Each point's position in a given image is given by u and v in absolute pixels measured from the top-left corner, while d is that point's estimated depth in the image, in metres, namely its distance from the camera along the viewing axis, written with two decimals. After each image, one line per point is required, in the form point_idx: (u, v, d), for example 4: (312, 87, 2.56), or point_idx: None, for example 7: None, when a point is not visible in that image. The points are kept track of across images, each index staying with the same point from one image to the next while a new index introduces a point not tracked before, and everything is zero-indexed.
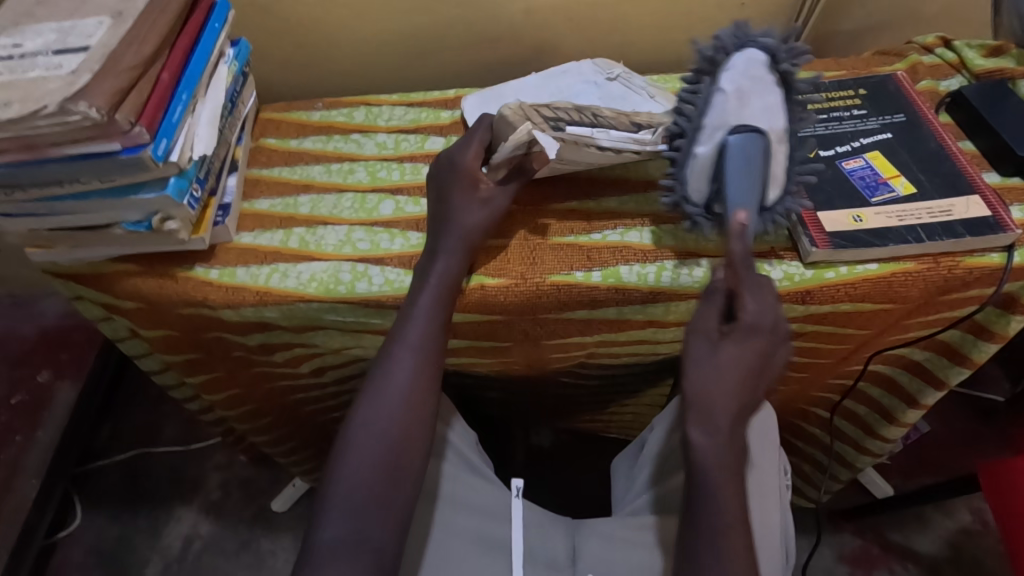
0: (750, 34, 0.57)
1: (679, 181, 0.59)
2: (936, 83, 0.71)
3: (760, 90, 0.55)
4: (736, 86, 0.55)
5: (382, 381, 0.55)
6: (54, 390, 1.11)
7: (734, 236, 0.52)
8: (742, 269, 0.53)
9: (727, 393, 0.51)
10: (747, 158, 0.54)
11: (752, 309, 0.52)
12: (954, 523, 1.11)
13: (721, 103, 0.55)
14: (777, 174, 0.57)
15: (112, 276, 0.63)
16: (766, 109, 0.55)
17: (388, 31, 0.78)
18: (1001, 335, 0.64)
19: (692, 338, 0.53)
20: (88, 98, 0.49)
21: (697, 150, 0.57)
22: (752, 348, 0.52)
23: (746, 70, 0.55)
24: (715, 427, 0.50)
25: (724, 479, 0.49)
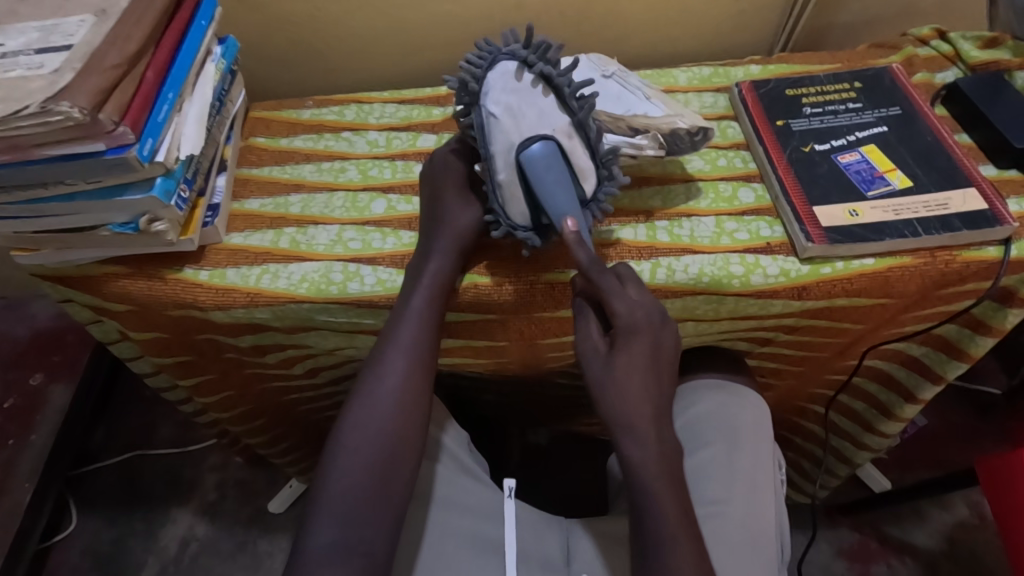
0: (504, 49, 0.54)
1: (500, 212, 0.57)
2: (931, 75, 0.71)
3: (525, 99, 0.54)
4: (503, 104, 0.54)
5: (373, 383, 0.55)
6: (46, 393, 1.10)
7: (575, 245, 0.53)
8: (593, 275, 0.53)
9: (632, 401, 0.52)
10: (552, 166, 0.53)
11: (622, 311, 0.53)
12: (952, 517, 1.11)
13: (498, 126, 0.54)
14: (584, 166, 0.56)
15: (101, 279, 0.62)
16: (541, 114, 0.54)
17: (378, 27, 0.77)
18: (998, 330, 0.63)
19: (586, 358, 0.54)
20: (71, 98, 0.47)
21: (501, 176, 0.55)
22: (638, 347, 0.53)
23: (502, 85, 0.54)
24: (638, 438, 0.52)
25: (661, 486, 0.51)
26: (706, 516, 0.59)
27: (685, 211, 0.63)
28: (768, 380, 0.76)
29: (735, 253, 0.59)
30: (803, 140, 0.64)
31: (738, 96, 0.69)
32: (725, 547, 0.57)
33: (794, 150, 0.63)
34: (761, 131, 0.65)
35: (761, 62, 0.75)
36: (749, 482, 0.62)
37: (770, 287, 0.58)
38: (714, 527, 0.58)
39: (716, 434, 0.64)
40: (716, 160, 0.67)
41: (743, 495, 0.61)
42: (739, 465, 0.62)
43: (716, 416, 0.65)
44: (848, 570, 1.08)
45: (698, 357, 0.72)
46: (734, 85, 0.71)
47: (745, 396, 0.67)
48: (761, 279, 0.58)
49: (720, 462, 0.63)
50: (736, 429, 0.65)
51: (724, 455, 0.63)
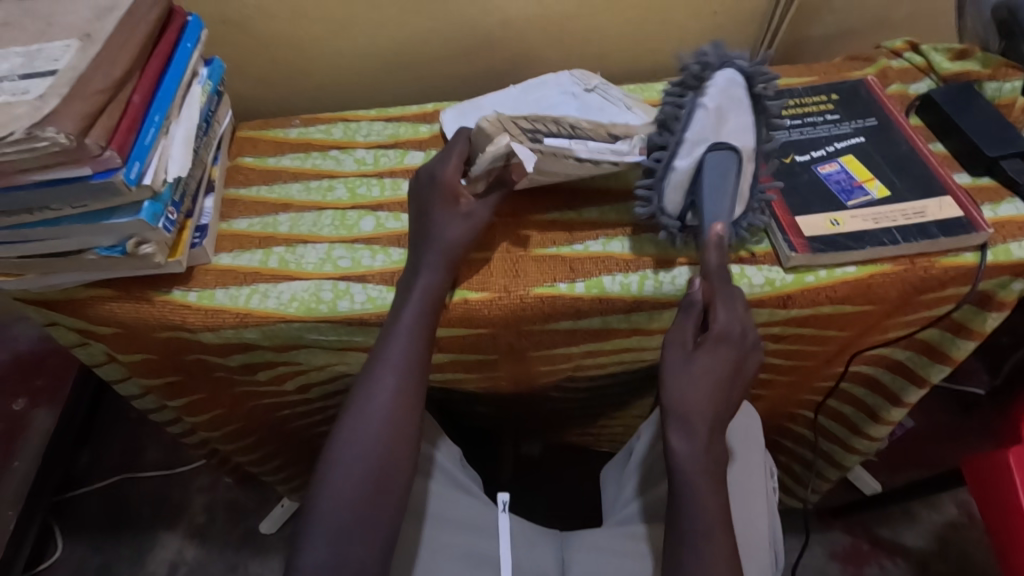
0: (727, 56, 0.58)
1: (656, 194, 0.60)
2: (905, 87, 0.73)
3: (737, 108, 0.58)
4: (716, 104, 0.57)
5: (364, 401, 0.55)
6: (30, 418, 1.08)
7: (711, 248, 0.57)
8: (714, 280, 0.56)
9: (707, 398, 0.52)
10: (723, 174, 0.57)
11: (723, 319, 0.54)
12: (942, 517, 1.12)
13: (703, 119, 0.57)
14: (745, 191, 0.59)
15: (87, 302, 0.61)
16: (743, 128, 0.58)
17: (364, 46, 0.77)
18: (978, 333, 0.65)
19: (667, 350, 0.54)
20: (57, 123, 0.47)
21: (679, 162, 0.58)
22: (723, 355, 0.54)
23: (727, 90, 0.57)
24: (692, 433, 0.52)
25: (706, 483, 0.51)
26: None
27: None
28: (757, 389, 0.77)
29: None
30: (784, 151, 0.66)
31: None
32: None
33: (775, 161, 0.65)
34: None
35: None
36: (740, 490, 0.62)
37: (755, 296, 0.59)
38: None
39: None
40: None
41: (734, 504, 0.61)
42: (729, 473, 0.63)
43: None
44: (842, 573, 1.08)
45: None
46: None
47: None
48: (746, 289, 0.59)
49: None
50: (727, 436, 0.65)
51: None
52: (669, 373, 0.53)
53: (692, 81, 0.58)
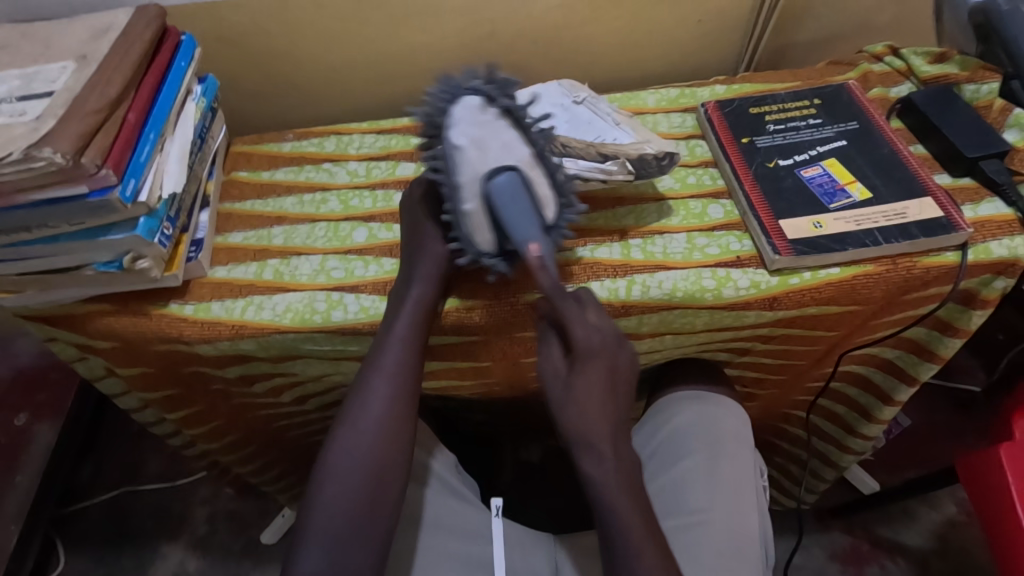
0: (463, 85, 0.58)
1: (465, 241, 0.58)
2: (887, 90, 0.74)
3: (490, 132, 0.55)
4: (469, 137, 0.55)
5: (358, 409, 0.56)
6: (32, 432, 1.09)
7: (538, 271, 0.54)
8: (556, 299, 0.54)
9: (591, 418, 0.53)
10: (516, 193, 0.54)
11: (582, 336, 0.53)
12: (941, 515, 1.13)
13: (464, 158, 0.55)
14: (548, 194, 0.57)
15: (85, 317, 0.62)
16: (505, 146, 0.55)
17: (356, 61, 0.79)
18: (964, 331, 0.66)
19: (547, 383, 0.55)
20: (53, 144, 0.49)
21: (466, 206, 0.55)
22: (595, 370, 0.54)
23: (468, 121, 0.55)
24: (598, 455, 0.53)
25: (624, 499, 0.52)
26: (690, 525, 0.61)
27: (659, 228, 0.65)
28: (750, 389, 0.78)
29: (707, 267, 0.61)
30: (768, 155, 0.67)
31: (705, 116, 0.72)
32: (710, 554, 0.59)
33: (759, 165, 0.66)
34: (727, 148, 0.68)
35: (725, 82, 0.78)
36: (732, 489, 0.63)
37: (742, 299, 0.60)
38: (700, 535, 0.60)
39: (697, 443, 0.66)
40: (685, 178, 0.69)
41: (727, 504, 0.62)
42: (720, 472, 0.64)
43: (694, 426, 0.67)
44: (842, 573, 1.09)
45: (679, 368, 0.73)
46: (700, 105, 0.74)
47: (722, 404, 0.69)
48: (732, 293, 0.60)
49: (702, 471, 0.64)
50: (717, 436, 0.66)
51: (707, 464, 0.64)
52: (559, 403, 0.54)
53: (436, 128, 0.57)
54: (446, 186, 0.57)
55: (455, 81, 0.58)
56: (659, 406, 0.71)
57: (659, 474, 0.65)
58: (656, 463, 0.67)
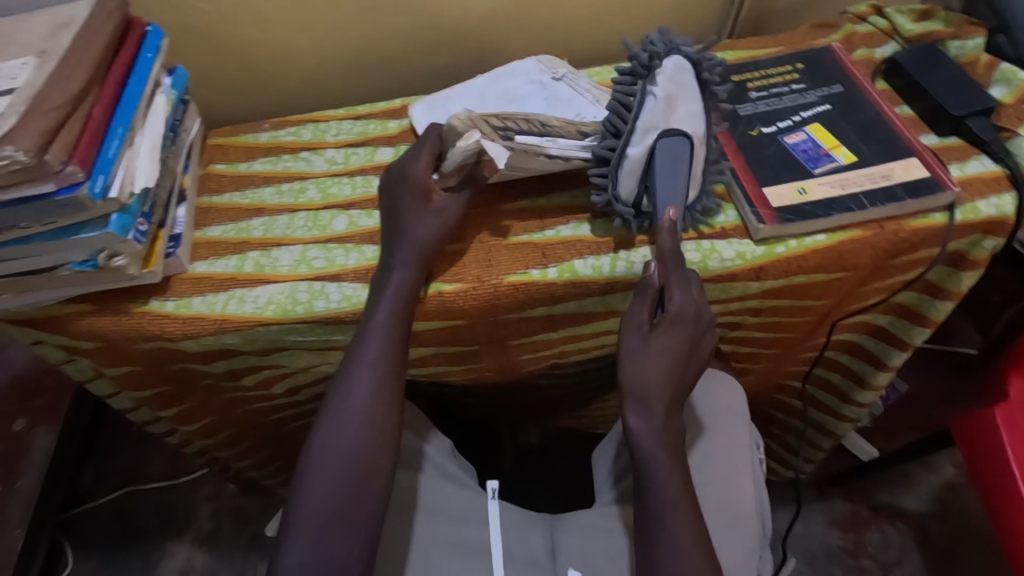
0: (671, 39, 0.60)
1: (611, 181, 0.60)
2: (871, 51, 0.73)
3: (684, 95, 0.59)
4: (666, 90, 0.59)
5: (343, 398, 0.55)
6: (31, 437, 1.09)
7: (665, 232, 0.56)
8: (669, 263, 0.56)
9: (659, 380, 0.53)
10: (677, 159, 0.57)
11: (677, 300, 0.55)
12: (939, 478, 1.13)
13: (651, 106, 0.58)
14: (698, 175, 0.60)
15: (67, 318, 0.62)
16: (690, 114, 0.59)
17: (328, 46, 0.77)
18: (955, 293, 0.65)
19: (625, 334, 0.55)
20: (15, 141, 0.48)
21: (631, 150, 0.59)
22: (678, 335, 0.54)
23: (674, 75, 0.59)
24: (649, 411, 0.53)
25: (667, 460, 0.53)
26: None
27: None
28: (743, 363, 0.78)
29: (691, 240, 0.61)
30: (750, 124, 0.66)
31: None
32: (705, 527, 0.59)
33: (742, 134, 0.65)
34: (709, 118, 0.67)
35: None
36: (725, 462, 0.63)
37: (727, 271, 0.59)
38: None
39: (689, 417, 0.65)
40: None
41: (719, 477, 0.62)
42: (712, 445, 0.64)
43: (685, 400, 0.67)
44: (843, 540, 1.09)
45: None
46: None
47: (714, 377, 0.69)
48: (717, 264, 0.59)
49: (695, 445, 0.64)
50: (710, 410, 0.66)
51: (700, 438, 0.64)
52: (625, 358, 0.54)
53: (642, 69, 0.59)
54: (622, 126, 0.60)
55: (670, 41, 0.61)
56: None
57: None
58: None
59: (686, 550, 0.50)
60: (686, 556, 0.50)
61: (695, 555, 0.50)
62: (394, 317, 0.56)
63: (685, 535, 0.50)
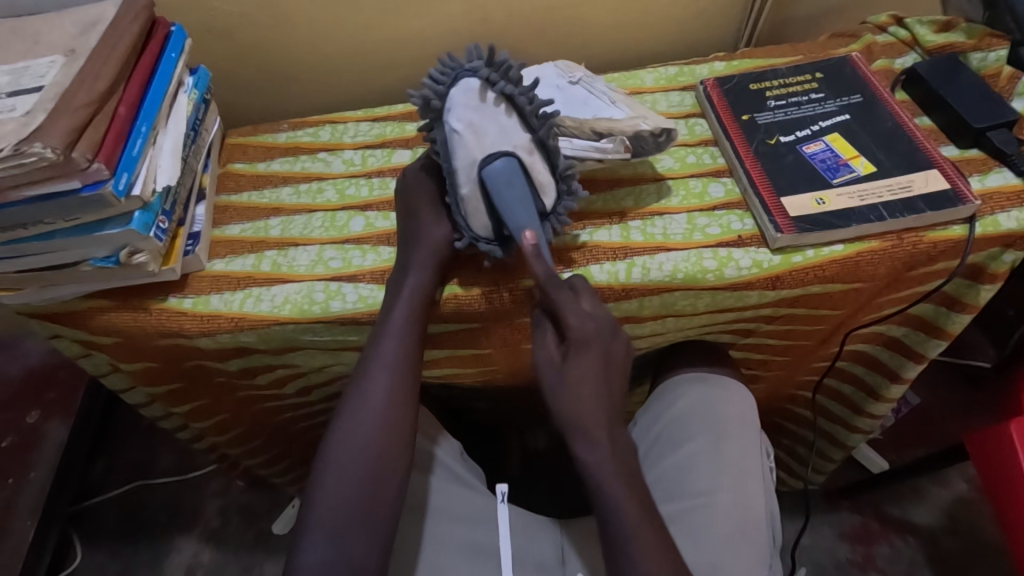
0: (461, 66, 0.57)
1: (462, 224, 0.59)
2: (891, 61, 0.72)
3: (487, 117, 0.56)
4: (466, 122, 0.56)
5: (358, 400, 0.56)
6: (43, 430, 1.10)
7: (532, 258, 0.54)
8: (551, 287, 0.55)
9: (586, 409, 0.54)
10: (513, 179, 0.56)
11: (575, 323, 0.54)
12: (951, 492, 1.12)
13: (461, 142, 0.56)
14: (545, 180, 0.58)
15: (87, 313, 0.63)
16: (502, 130, 0.56)
17: (348, 48, 0.78)
18: (972, 307, 0.64)
19: (541, 372, 0.56)
20: (43, 139, 0.48)
21: (462, 190, 0.58)
22: (591, 358, 0.55)
23: (466, 104, 0.56)
24: (591, 441, 0.54)
25: (619, 485, 0.53)
26: (696, 508, 0.61)
27: (659, 210, 0.64)
28: (756, 371, 0.77)
29: (708, 248, 0.61)
30: (769, 132, 0.65)
31: (704, 94, 0.71)
32: (716, 537, 0.58)
33: (760, 143, 0.65)
34: (727, 126, 0.67)
35: (724, 59, 0.77)
36: (737, 471, 0.62)
37: (743, 280, 0.59)
38: (705, 518, 0.60)
39: (700, 426, 0.65)
40: (685, 157, 0.68)
41: (731, 487, 0.61)
42: (724, 454, 0.63)
43: (697, 409, 0.66)
44: (852, 553, 1.08)
45: (681, 352, 0.73)
46: (699, 83, 0.72)
47: (726, 385, 0.68)
48: (734, 273, 0.59)
49: (706, 454, 0.63)
50: (721, 418, 0.66)
51: (711, 447, 0.64)
52: (553, 391, 0.55)
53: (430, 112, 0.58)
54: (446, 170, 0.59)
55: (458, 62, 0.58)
56: (661, 390, 0.71)
57: (663, 458, 0.65)
58: (660, 447, 0.66)
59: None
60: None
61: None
62: (411, 319, 0.57)
63: (649, 559, 0.50)
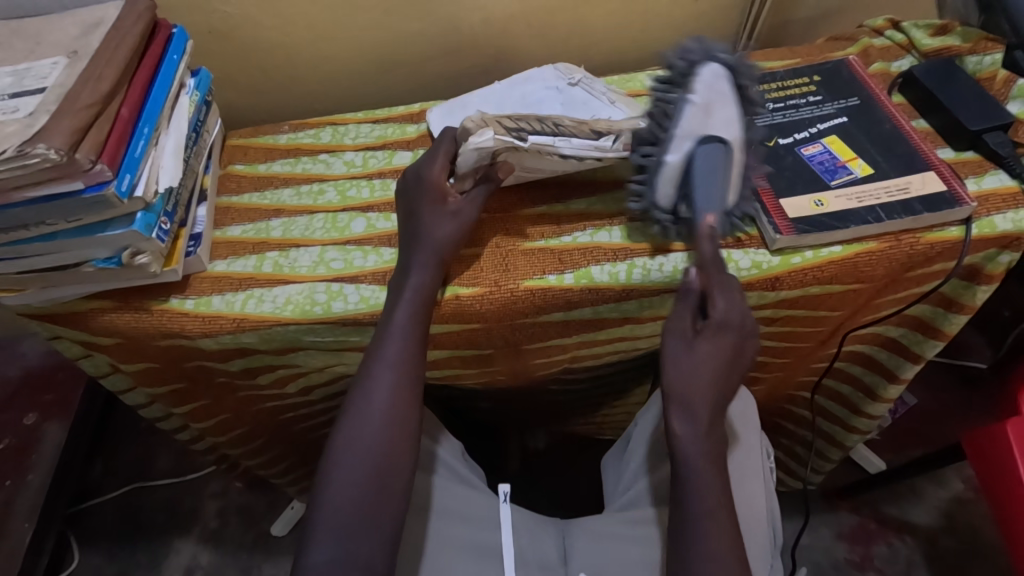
0: (711, 48, 0.58)
1: (647, 189, 0.60)
2: (887, 64, 0.73)
3: (722, 100, 0.57)
4: (705, 97, 0.56)
5: (363, 400, 0.56)
6: (41, 432, 1.10)
7: (705, 238, 0.55)
8: (709, 269, 0.55)
9: (698, 388, 0.54)
10: (715, 165, 0.56)
11: (720, 307, 0.55)
12: (947, 492, 1.13)
13: (689, 113, 0.56)
14: (736, 178, 0.58)
15: (88, 314, 0.63)
16: (729, 120, 0.57)
17: (349, 50, 0.78)
18: (969, 307, 0.65)
19: (667, 338, 0.56)
20: (47, 140, 0.49)
21: (667, 158, 0.57)
22: (723, 343, 0.55)
23: (713, 83, 0.57)
24: (693, 416, 0.54)
25: (706, 465, 0.53)
26: None
27: None
28: (753, 372, 0.78)
29: None
30: (767, 134, 0.66)
31: None
32: None
33: (759, 144, 0.65)
34: None
35: None
36: (737, 470, 0.63)
37: (743, 280, 0.60)
38: None
39: None
40: None
41: (732, 486, 0.62)
42: (724, 453, 0.64)
43: None
44: (849, 553, 1.09)
45: None
46: None
47: None
48: (734, 273, 0.59)
49: None
50: (721, 417, 0.66)
51: None
52: (669, 363, 0.55)
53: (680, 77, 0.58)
54: (653, 134, 0.59)
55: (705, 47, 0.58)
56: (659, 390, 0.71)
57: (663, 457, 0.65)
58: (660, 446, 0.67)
59: (713, 557, 0.50)
60: (717, 561, 0.50)
61: (728, 561, 0.50)
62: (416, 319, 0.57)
63: (719, 542, 0.51)
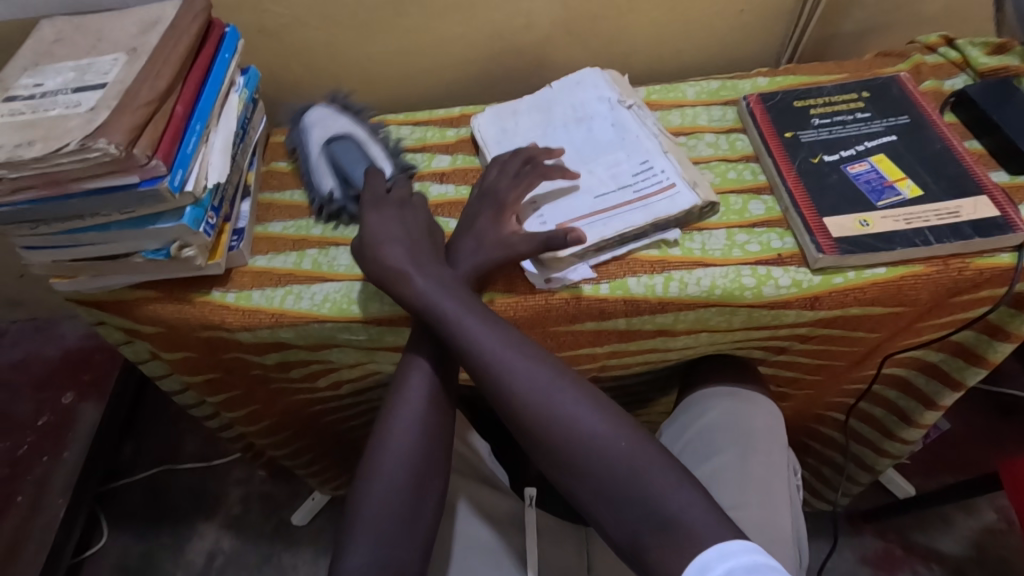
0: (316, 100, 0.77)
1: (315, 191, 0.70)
2: (940, 82, 0.72)
3: (331, 117, 0.74)
4: (317, 121, 0.73)
5: (396, 404, 0.57)
6: (77, 410, 1.14)
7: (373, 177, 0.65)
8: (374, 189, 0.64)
9: (437, 290, 0.56)
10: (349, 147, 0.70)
11: (380, 209, 0.62)
12: (979, 522, 1.09)
13: (310, 134, 0.73)
14: (381, 155, 0.71)
15: (134, 303, 0.65)
16: (345, 124, 0.73)
17: (394, 53, 0.79)
18: (1016, 335, 0.63)
19: (386, 270, 0.58)
20: (107, 135, 0.50)
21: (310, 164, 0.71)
22: (400, 223, 0.61)
23: (320, 112, 0.74)
24: (445, 307, 0.55)
25: (506, 353, 0.53)
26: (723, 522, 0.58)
27: (697, 225, 0.64)
28: (783, 387, 0.77)
29: (746, 265, 0.60)
30: (812, 151, 0.65)
31: (746, 109, 0.71)
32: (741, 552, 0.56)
33: (803, 161, 0.64)
34: (769, 141, 0.67)
35: (767, 75, 0.77)
36: (765, 486, 0.61)
37: (783, 298, 0.59)
38: None
39: (728, 437, 0.64)
40: (725, 173, 0.68)
41: (759, 500, 0.59)
42: (752, 467, 0.62)
43: (727, 421, 0.66)
44: None
45: (711, 367, 0.72)
46: (742, 97, 0.72)
47: (757, 402, 0.68)
48: (773, 291, 0.59)
49: (735, 465, 0.62)
50: (749, 432, 0.65)
51: (735, 457, 0.63)
52: (407, 273, 0.57)
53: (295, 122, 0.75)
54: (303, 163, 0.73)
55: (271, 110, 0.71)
56: (690, 402, 0.70)
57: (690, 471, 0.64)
58: (686, 459, 0.65)
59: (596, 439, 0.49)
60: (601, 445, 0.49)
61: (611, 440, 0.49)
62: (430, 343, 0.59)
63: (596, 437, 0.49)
